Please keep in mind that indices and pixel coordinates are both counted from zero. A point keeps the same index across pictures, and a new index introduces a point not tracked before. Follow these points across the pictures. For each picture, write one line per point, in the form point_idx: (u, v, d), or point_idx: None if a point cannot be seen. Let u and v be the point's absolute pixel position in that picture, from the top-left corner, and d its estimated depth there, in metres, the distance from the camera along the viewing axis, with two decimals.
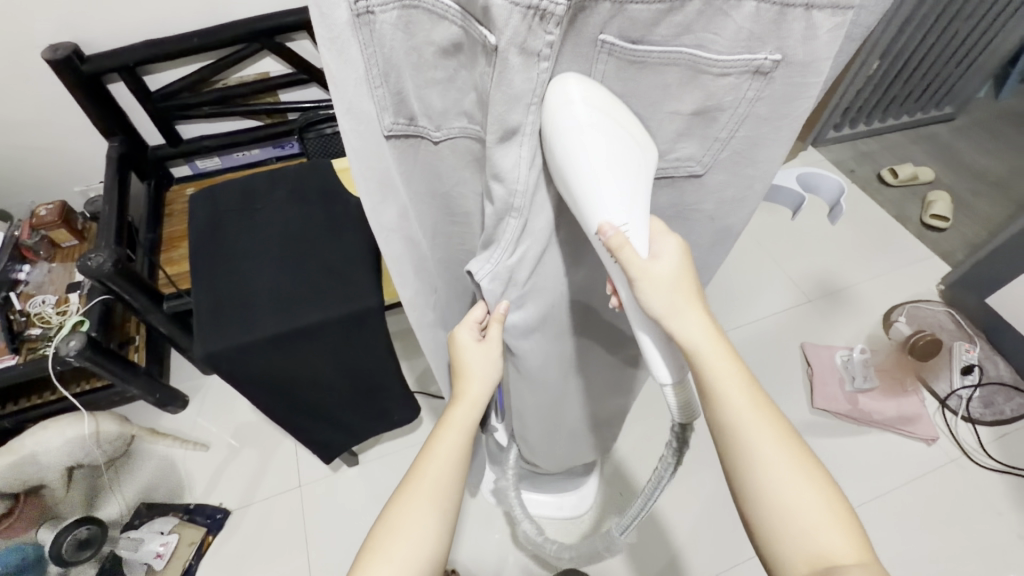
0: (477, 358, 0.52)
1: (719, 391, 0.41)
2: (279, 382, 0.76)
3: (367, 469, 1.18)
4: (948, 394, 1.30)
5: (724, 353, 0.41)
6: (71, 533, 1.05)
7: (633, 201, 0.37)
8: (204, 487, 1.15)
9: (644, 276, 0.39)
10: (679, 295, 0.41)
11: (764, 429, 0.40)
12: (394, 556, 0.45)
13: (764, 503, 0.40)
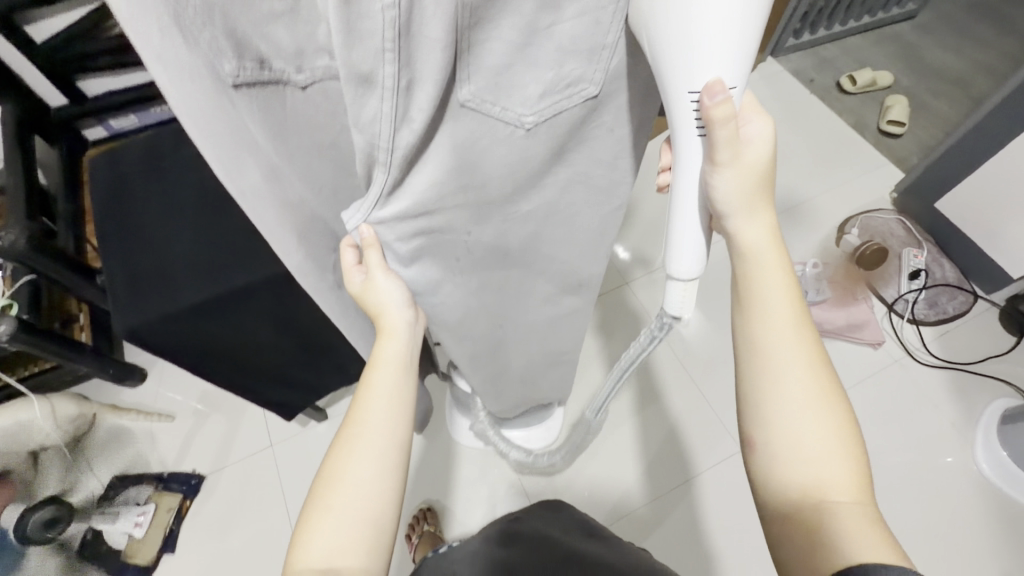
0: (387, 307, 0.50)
1: (762, 349, 0.44)
2: (220, 348, 0.74)
3: (338, 422, 1.20)
4: (895, 299, 1.34)
5: (782, 283, 0.45)
6: (36, 513, 1.03)
7: (743, 61, 0.35)
8: (175, 455, 1.16)
9: (731, 158, 0.40)
10: (757, 185, 0.42)
11: (811, 363, 0.44)
12: (338, 516, 0.45)
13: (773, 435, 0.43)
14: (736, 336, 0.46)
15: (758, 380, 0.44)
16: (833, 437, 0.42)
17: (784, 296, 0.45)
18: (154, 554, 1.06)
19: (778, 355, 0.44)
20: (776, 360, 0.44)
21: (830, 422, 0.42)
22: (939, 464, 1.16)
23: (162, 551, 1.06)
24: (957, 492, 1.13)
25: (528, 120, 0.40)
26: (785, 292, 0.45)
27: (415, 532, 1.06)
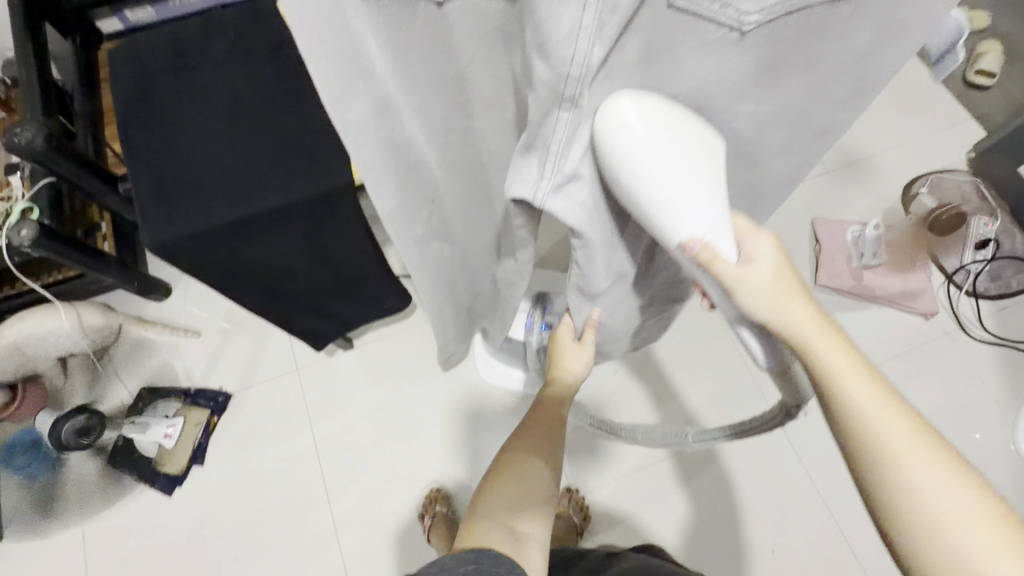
0: (572, 360, 0.75)
1: (868, 436, 0.39)
2: (254, 270, 0.70)
3: (364, 352, 1.18)
4: (956, 269, 1.25)
5: (862, 376, 0.40)
6: (68, 422, 1.04)
7: (711, 212, 0.40)
8: (203, 371, 1.16)
9: (743, 284, 0.42)
10: (782, 293, 0.42)
11: (927, 456, 0.37)
12: (510, 490, 0.57)
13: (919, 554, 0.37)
14: (831, 426, 0.41)
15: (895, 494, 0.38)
16: (971, 500, 0.37)
17: (861, 374, 0.40)
18: (184, 464, 1.08)
19: (887, 450, 0.38)
20: (882, 442, 0.38)
21: (962, 489, 0.37)
22: (975, 441, 1.13)
23: (191, 462, 1.08)
24: (989, 471, 1.11)
25: (749, 21, 0.34)
26: (860, 367, 0.40)
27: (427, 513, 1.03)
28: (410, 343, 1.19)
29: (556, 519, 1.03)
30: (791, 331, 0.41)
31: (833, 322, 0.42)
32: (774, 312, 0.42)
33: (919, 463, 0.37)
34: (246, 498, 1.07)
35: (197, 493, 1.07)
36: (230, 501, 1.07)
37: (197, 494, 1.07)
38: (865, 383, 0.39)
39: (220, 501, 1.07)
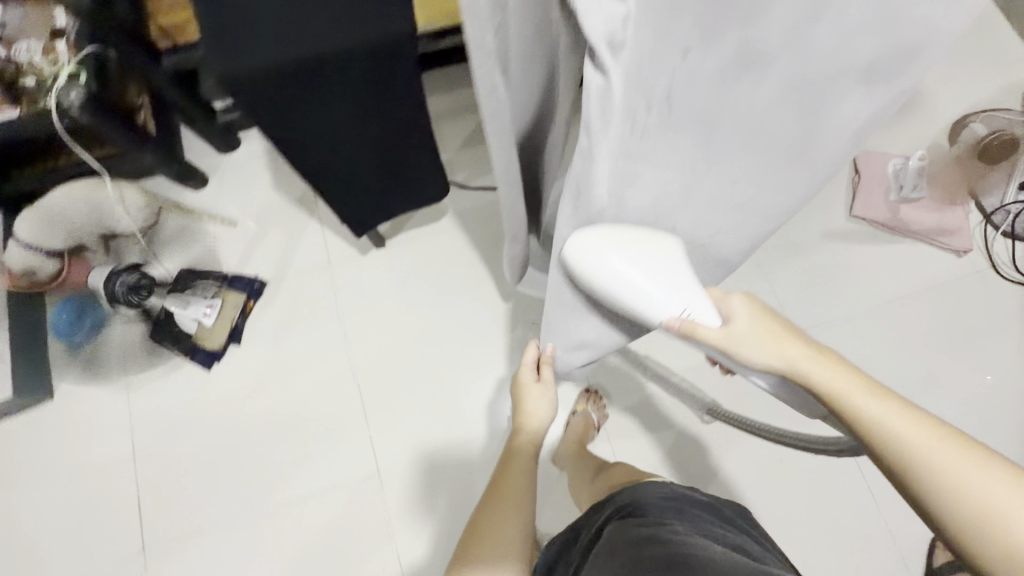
0: (532, 396, 0.82)
1: (896, 449, 0.44)
2: (308, 125, 0.70)
3: (395, 251, 1.21)
4: (996, 209, 1.22)
5: (859, 387, 0.46)
6: (120, 279, 1.09)
7: (675, 296, 0.53)
8: (239, 258, 1.19)
9: (734, 338, 0.51)
10: (776, 339, 0.50)
11: (936, 442, 0.43)
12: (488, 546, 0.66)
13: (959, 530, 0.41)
14: (859, 441, 0.46)
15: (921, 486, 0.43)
16: (1002, 482, 0.40)
17: (858, 387, 0.46)
18: (222, 342, 1.13)
19: (916, 452, 0.43)
20: (903, 443, 0.43)
21: (986, 472, 0.41)
22: (989, 378, 1.14)
23: (230, 340, 1.13)
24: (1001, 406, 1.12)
25: None
26: (858, 382, 0.46)
27: None
28: (440, 246, 1.21)
29: (578, 418, 1.08)
30: (791, 366, 0.49)
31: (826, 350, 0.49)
32: (777, 356, 0.49)
33: (929, 447, 0.43)
34: (278, 379, 1.12)
35: (233, 370, 1.12)
36: (263, 380, 1.12)
37: (234, 371, 1.13)
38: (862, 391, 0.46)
39: (254, 379, 1.12)
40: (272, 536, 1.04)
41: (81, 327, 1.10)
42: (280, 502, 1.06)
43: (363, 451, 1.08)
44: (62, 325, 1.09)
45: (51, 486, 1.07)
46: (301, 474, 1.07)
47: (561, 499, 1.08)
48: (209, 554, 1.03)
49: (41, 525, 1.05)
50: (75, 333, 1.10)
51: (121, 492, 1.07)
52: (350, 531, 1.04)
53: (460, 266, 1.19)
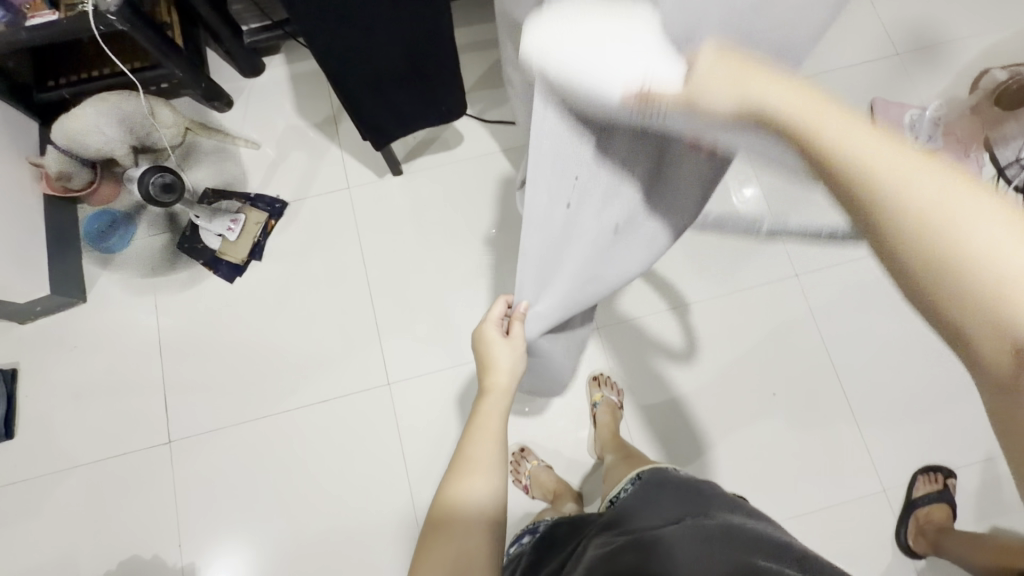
0: (501, 354, 0.63)
1: (905, 197, 0.31)
2: (336, 29, 0.72)
3: (411, 180, 1.24)
4: (1010, 163, 1.23)
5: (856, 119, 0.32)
6: (158, 175, 1.11)
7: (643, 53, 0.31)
8: (262, 179, 1.23)
9: (697, 89, 0.32)
10: (744, 74, 0.32)
11: (954, 195, 0.30)
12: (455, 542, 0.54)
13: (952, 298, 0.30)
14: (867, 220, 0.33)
15: (917, 252, 0.31)
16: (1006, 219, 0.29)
17: (861, 134, 0.32)
18: (244, 257, 1.19)
19: (928, 211, 0.30)
20: (908, 202, 0.31)
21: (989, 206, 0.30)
22: None
23: (252, 256, 1.19)
24: None
25: None
26: (856, 127, 0.32)
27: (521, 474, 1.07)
28: (455, 177, 1.24)
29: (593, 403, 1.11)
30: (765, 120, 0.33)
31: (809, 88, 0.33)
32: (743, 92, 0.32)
33: (923, 196, 0.31)
34: (297, 295, 1.18)
35: (254, 284, 1.18)
36: (283, 295, 1.18)
37: (255, 285, 1.19)
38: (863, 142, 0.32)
39: (274, 293, 1.18)
40: (289, 436, 1.12)
41: (123, 232, 1.19)
42: (296, 406, 1.13)
43: (376, 364, 1.15)
44: (108, 230, 1.19)
45: (83, 381, 1.15)
46: (317, 382, 1.14)
47: (560, 420, 1.13)
48: (231, 449, 1.12)
49: (72, 416, 1.13)
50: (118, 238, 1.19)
51: (148, 390, 1.14)
52: (361, 435, 1.12)
53: (474, 197, 1.23)
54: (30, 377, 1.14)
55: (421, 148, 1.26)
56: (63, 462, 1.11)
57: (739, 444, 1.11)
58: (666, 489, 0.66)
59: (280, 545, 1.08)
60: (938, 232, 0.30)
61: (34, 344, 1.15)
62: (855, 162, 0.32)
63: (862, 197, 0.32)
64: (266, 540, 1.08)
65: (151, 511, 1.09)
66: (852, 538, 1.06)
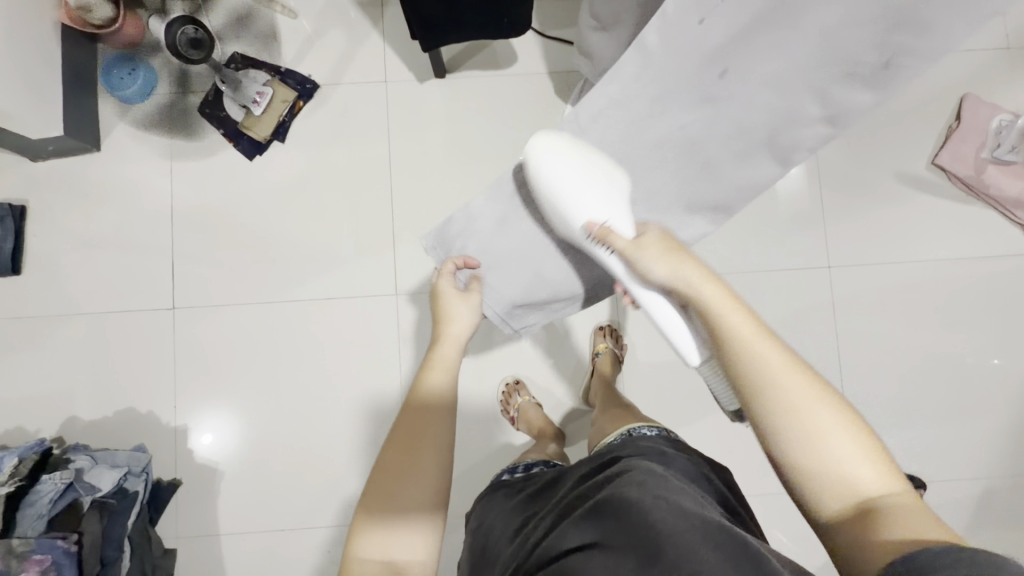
0: (454, 311, 0.75)
1: (795, 408, 0.47)
2: None
3: (452, 86, 1.16)
4: None
5: (782, 362, 0.49)
6: (182, 28, 1.09)
7: (603, 206, 0.64)
8: (295, 53, 1.14)
9: (633, 247, 0.63)
10: (675, 263, 0.59)
11: (791, 375, 0.48)
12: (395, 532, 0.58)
13: (790, 446, 0.46)
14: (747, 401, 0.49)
15: (784, 428, 0.47)
16: (848, 438, 0.45)
17: (788, 370, 0.48)
18: (266, 135, 1.13)
19: (808, 419, 0.46)
20: (793, 424, 0.46)
21: (842, 426, 0.46)
22: (988, 362, 1.13)
23: (277, 136, 1.13)
24: (997, 390, 1.12)
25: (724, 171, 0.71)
26: (779, 357, 0.49)
27: (511, 406, 1.09)
28: (500, 94, 1.16)
29: (597, 352, 1.10)
30: (690, 292, 0.57)
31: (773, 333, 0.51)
32: (678, 276, 0.58)
33: (745, 343, 0.51)
34: (316, 185, 1.14)
35: (275, 165, 1.14)
36: (302, 183, 1.14)
37: (276, 167, 1.14)
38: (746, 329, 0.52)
39: (293, 179, 1.14)
40: (290, 326, 1.13)
41: (143, 78, 1.12)
42: (301, 297, 1.13)
43: (387, 271, 1.13)
44: (129, 69, 1.11)
45: (91, 231, 1.13)
46: (327, 278, 1.13)
47: (558, 362, 1.13)
48: (232, 327, 1.13)
49: (76, 263, 1.12)
50: (137, 80, 1.11)
51: (155, 253, 1.13)
52: (361, 339, 1.13)
53: (517, 119, 1.15)
54: (39, 217, 1.12)
55: (470, 53, 1.16)
56: (68, 308, 1.12)
57: (726, 419, 1.12)
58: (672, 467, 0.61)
59: (269, 426, 1.12)
60: (815, 433, 0.46)
61: (43, 183, 1.12)
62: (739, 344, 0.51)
63: (749, 389, 0.49)
64: (256, 417, 1.12)
65: (149, 370, 1.12)
66: (809, 524, 1.10)
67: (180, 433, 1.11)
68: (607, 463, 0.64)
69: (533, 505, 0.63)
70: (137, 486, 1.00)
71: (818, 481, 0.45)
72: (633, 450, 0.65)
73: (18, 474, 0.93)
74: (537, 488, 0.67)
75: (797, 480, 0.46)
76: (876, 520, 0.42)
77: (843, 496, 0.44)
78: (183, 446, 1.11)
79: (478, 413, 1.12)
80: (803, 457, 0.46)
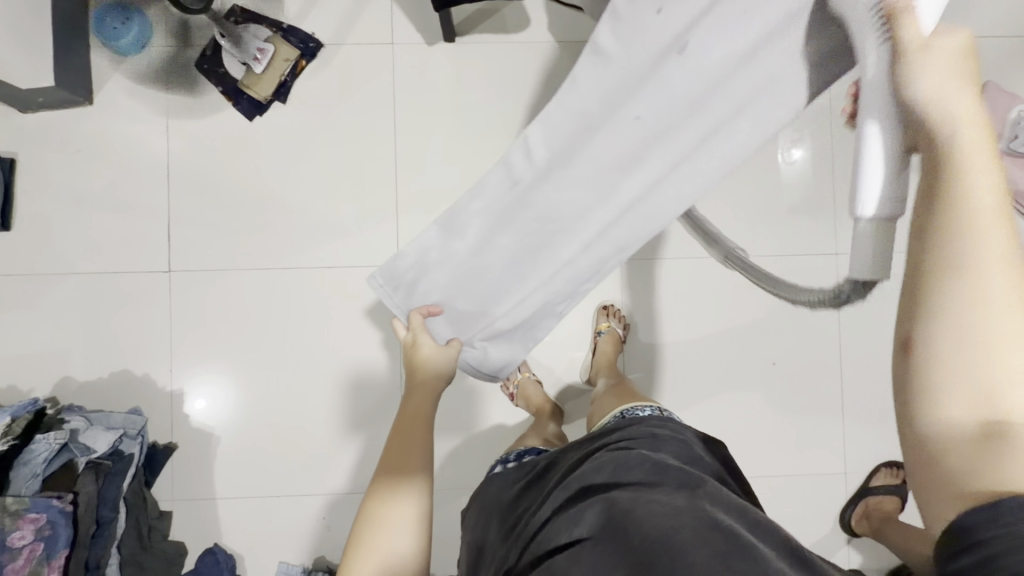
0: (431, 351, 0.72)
1: (982, 304, 0.32)
2: None
3: (461, 51, 1.11)
4: None
5: (1003, 243, 0.32)
6: None
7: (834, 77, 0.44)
8: (297, 8, 1.09)
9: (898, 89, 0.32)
10: (959, 72, 0.31)
11: (997, 239, 0.32)
12: (382, 556, 0.57)
13: (942, 336, 0.33)
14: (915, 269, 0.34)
15: (941, 325, 0.33)
16: None
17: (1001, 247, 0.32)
18: (267, 96, 1.09)
19: (985, 330, 0.32)
20: (967, 305, 0.32)
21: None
22: None
23: (277, 96, 1.09)
24: None
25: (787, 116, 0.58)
26: (1002, 230, 0.32)
27: (510, 381, 1.09)
28: (510, 62, 1.12)
29: (600, 331, 1.10)
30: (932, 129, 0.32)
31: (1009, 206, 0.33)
32: (945, 94, 0.31)
33: (964, 185, 0.32)
34: (317, 150, 1.10)
35: (275, 127, 1.10)
36: (303, 147, 1.10)
37: (277, 130, 1.10)
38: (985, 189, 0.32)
39: (294, 142, 1.10)
40: (288, 293, 1.11)
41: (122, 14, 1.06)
42: (300, 264, 1.11)
43: (388, 241, 1.11)
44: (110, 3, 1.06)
45: (84, 188, 1.09)
46: (327, 246, 1.11)
47: (559, 341, 1.13)
48: (229, 293, 1.11)
49: (69, 222, 1.09)
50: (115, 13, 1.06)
51: (150, 214, 1.10)
52: (361, 308, 1.11)
53: (526, 89, 1.12)
54: (28, 172, 1.08)
55: (480, 18, 1.11)
56: (60, 266, 1.09)
57: (725, 401, 1.13)
58: (665, 443, 0.60)
59: (265, 393, 1.11)
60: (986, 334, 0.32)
61: (34, 136, 1.08)
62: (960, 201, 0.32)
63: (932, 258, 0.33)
64: (252, 385, 1.11)
65: (144, 334, 1.10)
66: (799, 505, 1.13)
67: (176, 398, 1.10)
68: (594, 450, 0.61)
69: (528, 491, 0.62)
70: (132, 449, 0.99)
71: (952, 392, 0.33)
72: (621, 436, 0.63)
73: (11, 433, 0.91)
74: (528, 478, 0.65)
75: (918, 401, 0.34)
76: (1004, 448, 0.32)
77: (975, 408, 0.32)
78: (178, 410, 1.10)
79: (477, 388, 1.11)
80: (957, 387, 0.33)
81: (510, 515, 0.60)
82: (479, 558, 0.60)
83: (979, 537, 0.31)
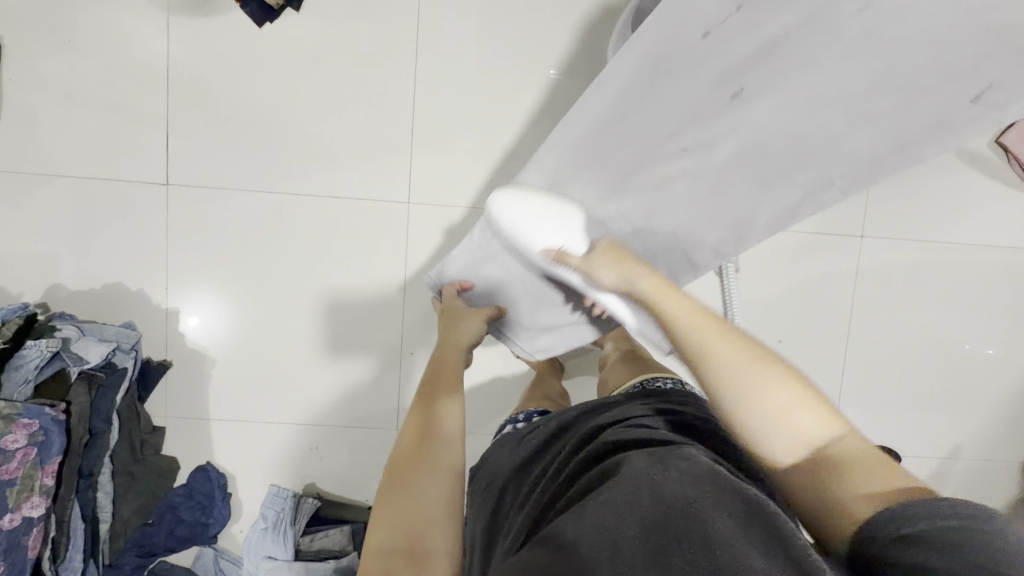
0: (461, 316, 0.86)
1: (752, 392, 0.48)
2: None
3: None
4: None
5: (763, 375, 0.48)
6: None
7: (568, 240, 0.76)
8: None
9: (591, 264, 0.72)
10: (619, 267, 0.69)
11: (754, 366, 0.49)
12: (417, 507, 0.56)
13: (750, 417, 0.48)
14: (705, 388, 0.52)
15: (733, 387, 0.49)
16: (808, 410, 0.47)
17: (736, 352, 0.50)
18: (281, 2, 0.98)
19: (752, 394, 0.48)
20: (738, 397, 0.48)
21: (793, 394, 0.47)
22: (984, 354, 1.13)
23: (290, 3, 0.98)
24: (984, 381, 1.14)
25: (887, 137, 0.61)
26: (735, 347, 0.51)
27: None
28: None
29: None
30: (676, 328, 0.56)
31: (766, 348, 0.50)
32: (623, 278, 0.68)
33: (719, 346, 0.51)
34: (329, 70, 1.02)
35: (288, 38, 1.01)
36: (316, 63, 1.02)
37: (288, 43, 1.01)
38: (734, 355, 0.50)
39: (307, 58, 1.02)
40: (291, 221, 1.06)
41: None
42: (305, 191, 1.05)
43: (399, 177, 1.05)
44: None
45: (76, 84, 1.01)
46: (334, 176, 1.05)
47: None
48: (230, 215, 1.06)
49: (61, 121, 1.02)
50: None
51: (149, 120, 1.03)
52: (366, 244, 1.07)
53: (564, 25, 1.03)
54: (15, 59, 1.00)
55: None
56: (51, 167, 1.03)
57: None
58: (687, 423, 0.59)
59: (263, 320, 1.08)
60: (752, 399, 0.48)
61: (22, 19, 0.98)
62: (702, 356, 0.52)
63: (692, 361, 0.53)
64: (249, 310, 1.08)
65: (139, 248, 1.06)
66: None
67: (171, 315, 1.07)
68: (613, 421, 0.60)
69: (542, 456, 0.62)
70: (126, 362, 0.98)
71: (774, 436, 0.47)
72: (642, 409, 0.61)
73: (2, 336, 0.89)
74: (545, 440, 0.65)
75: (758, 452, 0.48)
76: (838, 474, 0.43)
77: (797, 449, 0.46)
78: (173, 327, 1.08)
79: (478, 337, 1.09)
80: (773, 441, 0.47)
81: (528, 477, 0.60)
82: (494, 515, 0.60)
83: (904, 533, 0.37)
